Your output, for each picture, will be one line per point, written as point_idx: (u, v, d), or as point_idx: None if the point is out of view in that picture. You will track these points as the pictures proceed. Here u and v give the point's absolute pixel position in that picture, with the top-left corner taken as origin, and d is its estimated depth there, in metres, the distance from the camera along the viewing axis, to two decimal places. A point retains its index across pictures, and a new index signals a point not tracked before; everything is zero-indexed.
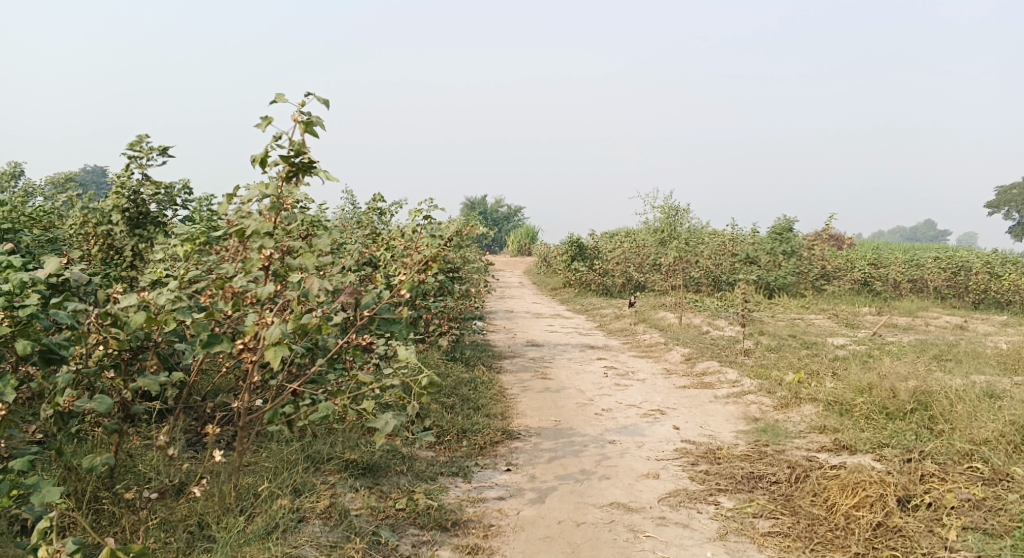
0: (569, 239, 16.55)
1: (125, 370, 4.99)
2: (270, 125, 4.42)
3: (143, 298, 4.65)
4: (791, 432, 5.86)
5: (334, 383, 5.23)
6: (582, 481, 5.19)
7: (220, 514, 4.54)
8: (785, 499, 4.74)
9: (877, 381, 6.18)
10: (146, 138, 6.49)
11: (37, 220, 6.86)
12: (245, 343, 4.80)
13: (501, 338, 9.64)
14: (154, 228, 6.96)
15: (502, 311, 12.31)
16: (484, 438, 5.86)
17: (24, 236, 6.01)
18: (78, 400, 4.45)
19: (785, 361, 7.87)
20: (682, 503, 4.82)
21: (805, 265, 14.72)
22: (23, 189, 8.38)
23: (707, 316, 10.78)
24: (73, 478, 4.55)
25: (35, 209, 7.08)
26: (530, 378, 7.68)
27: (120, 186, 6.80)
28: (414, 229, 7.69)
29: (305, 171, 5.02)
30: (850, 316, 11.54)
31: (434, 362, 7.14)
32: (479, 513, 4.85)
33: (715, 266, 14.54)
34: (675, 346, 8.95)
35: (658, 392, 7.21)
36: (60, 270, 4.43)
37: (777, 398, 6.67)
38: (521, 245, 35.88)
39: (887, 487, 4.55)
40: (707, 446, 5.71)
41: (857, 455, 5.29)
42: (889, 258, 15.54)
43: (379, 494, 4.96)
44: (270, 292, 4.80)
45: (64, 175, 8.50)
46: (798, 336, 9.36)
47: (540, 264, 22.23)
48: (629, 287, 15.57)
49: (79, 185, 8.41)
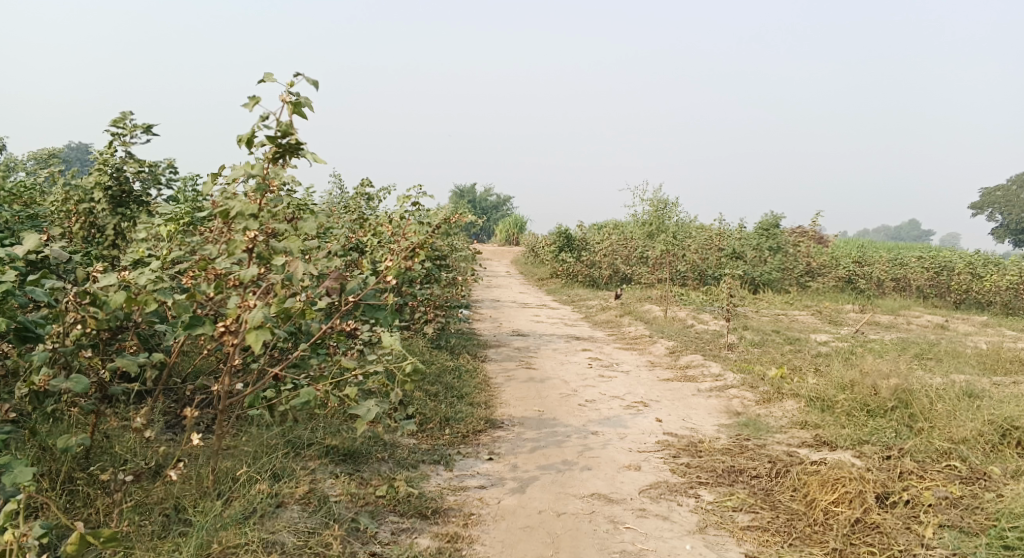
0: (557, 230, 16.56)
1: (104, 350, 4.96)
2: (257, 105, 4.39)
3: (123, 278, 4.61)
4: (773, 427, 5.89)
5: (317, 368, 5.21)
6: (563, 472, 5.19)
7: (197, 498, 4.51)
8: (764, 493, 4.76)
9: (859, 379, 6.22)
10: (129, 115, 6.41)
11: (18, 196, 6.78)
12: (227, 326, 4.77)
13: (487, 327, 9.63)
14: (137, 206, 6.89)
15: (489, 301, 12.30)
16: (466, 426, 5.85)
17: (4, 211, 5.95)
18: (55, 379, 4.41)
19: (768, 356, 7.90)
20: (662, 496, 4.83)
21: (790, 262, 14.78)
22: (6, 165, 8.29)
23: (692, 309, 10.82)
24: (49, 458, 4.51)
25: (17, 184, 7.00)
26: (515, 367, 7.68)
27: (102, 163, 6.72)
28: (401, 216, 7.67)
29: (292, 152, 4.99)
30: (834, 313, 11.60)
31: (418, 350, 7.12)
32: (460, 502, 4.84)
33: (701, 260, 14.56)
34: (660, 339, 8.97)
35: (642, 385, 7.22)
36: (39, 247, 4.41)
37: (760, 393, 6.70)
38: (508, 234, 35.84)
39: (866, 483, 4.58)
40: (689, 440, 5.73)
41: (837, 451, 5.33)
42: (874, 257, 15.63)
43: (359, 481, 4.95)
44: (254, 274, 4.77)
45: (49, 151, 8.41)
46: (782, 332, 9.39)
47: (527, 255, 22.18)
48: (616, 279, 15.60)
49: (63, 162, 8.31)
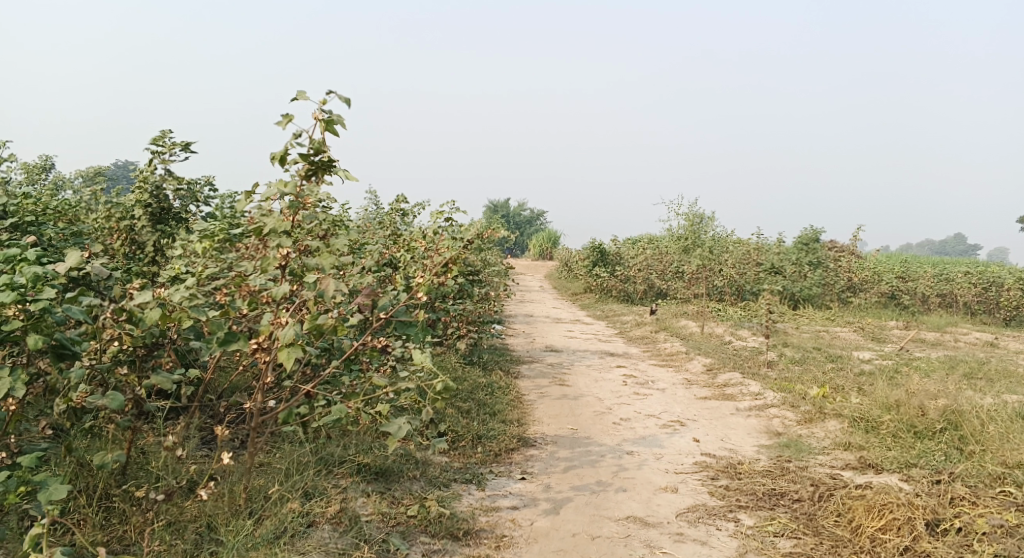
0: (591, 244, 16.44)
1: (140, 366, 4.95)
2: (290, 122, 4.37)
3: (159, 294, 4.60)
4: (815, 448, 5.71)
5: (349, 385, 5.16)
6: (598, 493, 5.06)
7: (229, 516, 4.46)
8: (807, 518, 4.59)
9: (906, 399, 6.00)
10: (169, 133, 6.42)
11: (61, 214, 6.84)
12: (260, 342, 4.74)
13: (520, 343, 9.53)
14: (176, 223, 6.91)
15: (522, 316, 12.20)
16: (499, 444, 5.74)
17: (47, 229, 6.00)
18: (91, 396, 4.40)
19: (809, 374, 7.68)
20: (701, 519, 4.68)
21: (831, 277, 14.44)
22: (53, 183, 8.42)
23: (730, 325, 10.62)
24: (85, 474, 4.50)
25: (61, 202, 7.08)
26: (548, 384, 7.56)
27: (143, 181, 6.76)
28: (435, 231, 7.62)
29: (324, 170, 4.95)
30: (877, 330, 11.32)
31: (451, 366, 7.03)
32: (492, 523, 4.73)
33: (739, 275, 14.33)
34: (696, 356, 8.80)
35: (678, 403, 7.06)
36: (80, 264, 4.40)
37: (801, 413, 6.50)
38: (541, 248, 35.79)
39: (915, 510, 4.39)
40: (728, 461, 5.56)
41: (883, 475, 5.14)
42: (918, 271, 15.26)
43: (390, 500, 4.86)
44: (285, 291, 4.73)
45: (94, 169, 8.52)
46: (823, 349, 9.16)
47: (561, 269, 22.07)
48: (651, 294, 15.36)
49: (107, 179, 8.41)
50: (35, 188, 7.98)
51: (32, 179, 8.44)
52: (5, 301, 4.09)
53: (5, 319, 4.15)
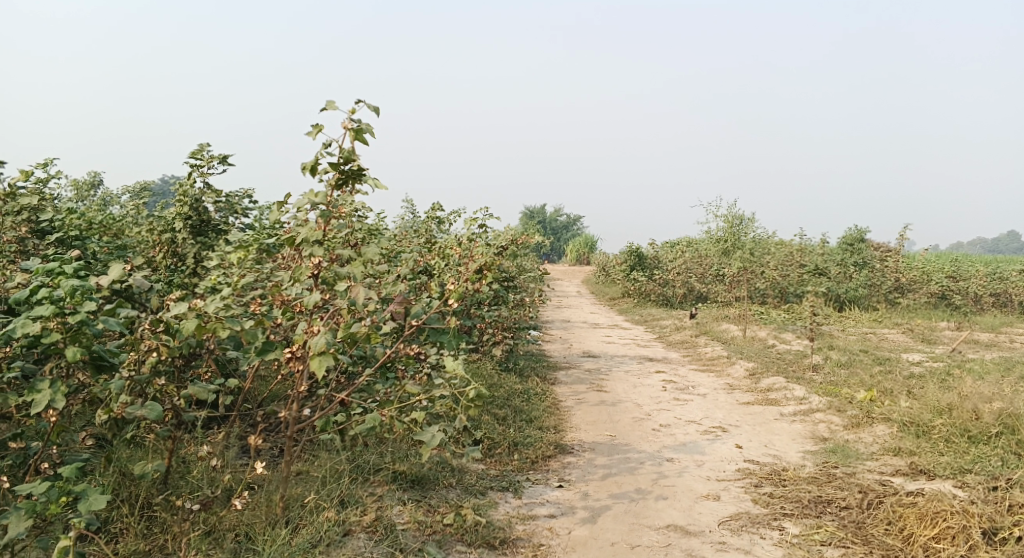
0: (628, 249, 16.26)
1: (179, 377, 4.95)
2: (320, 133, 4.35)
3: (195, 305, 4.59)
4: (863, 454, 5.51)
5: (383, 393, 5.10)
6: (637, 501, 4.93)
7: (266, 525, 4.41)
8: (856, 526, 4.41)
9: (958, 402, 5.78)
10: (207, 147, 6.39)
11: (105, 228, 6.90)
12: (293, 351, 4.71)
13: (557, 349, 9.41)
14: (216, 235, 6.92)
15: (560, 322, 12.08)
16: (536, 451, 5.64)
17: (91, 243, 6.05)
18: (131, 406, 4.40)
19: (856, 377, 7.46)
20: (744, 528, 4.53)
21: (878, 278, 14.01)
22: (99, 199, 8.55)
23: (773, 329, 10.38)
24: (127, 484, 4.51)
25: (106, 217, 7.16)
26: (586, 390, 7.44)
27: (182, 195, 6.80)
28: (470, 238, 7.57)
29: (355, 179, 4.91)
30: (927, 331, 10.99)
31: (486, 373, 6.94)
32: (529, 531, 4.63)
33: (781, 277, 14.07)
34: (738, 360, 8.61)
35: (720, 409, 6.89)
36: (123, 277, 4.49)
37: (848, 417, 6.30)
38: (578, 254, 35.61)
39: (971, 518, 4.20)
40: (772, 467, 5.39)
41: (936, 481, 4.94)
42: (970, 271, 14.81)
43: (427, 508, 4.79)
44: (317, 300, 4.69)
45: (139, 184, 8.63)
46: (870, 352, 8.91)
47: (598, 275, 21.89)
48: (691, 297, 15.08)
49: (152, 194, 8.51)
50: (82, 204, 8.10)
51: (81, 196, 8.57)
52: (44, 314, 4.10)
53: (44, 331, 4.15)
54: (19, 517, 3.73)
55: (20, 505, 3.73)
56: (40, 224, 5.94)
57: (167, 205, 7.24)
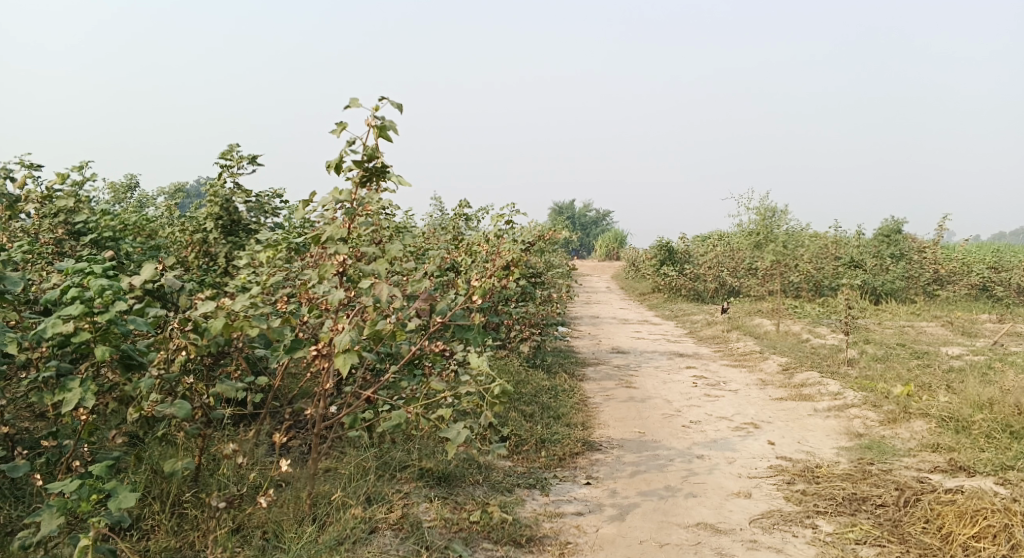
0: (659, 243, 16.12)
1: (208, 375, 4.97)
2: (344, 130, 4.31)
3: (222, 303, 4.58)
4: (899, 450, 5.38)
5: (410, 390, 5.07)
6: (667, 499, 4.84)
7: (294, 522, 4.39)
8: (892, 524, 4.28)
9: (999, 397, 5.62)
10: (236, 146, 6.39)
11: (140, 229, 6.94)
12: (319, 350, 4.69)
13: (586, 345, 9.33)
14: (246, 234, 6.97)
15: (589, 318, 12.00)
16: (563, 449, 5.57)
17: (126, 244, 6.08)
18: (161, 405, 4.42)
19: (893, 372, 7.30)
20: (776, 526, 4.42)
21: (915, 269, 13.71)
22: (135, 200, 8.65)
23: (808, 322, 10.21)
24: (158, 481, 4.53)
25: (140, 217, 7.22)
26: (615, 386, 7.36)
27: (213, 195, 6.83)
28: (498, 234, 7.52)
29: (380, 176, 4.87)
30: (967, 324, 10.73)
31: (513, 369, 6.89)
32: (557, 529, 4.56)
33: (816, 270, 13.90)
34: (771, 355, 8.46)
35: (752, 405, 6.77)
36: (155, 277, 4.49)
37: (884, 413, 6.15)
38: (609, 249, 35.44)
39: (1013, 516, 4.05)
40: (805, 464, 5.27)
41: (976, 478, 4.79)
42: (1012, 262, 14.43)
43: (453, 505, 4.74)
44: (342, 297, 4.66)
45: (173, 185, 8.71)
46: (908, 345, 8.71)
47: (628, 270, 21.76)
48: (723, 292, 14.92)
49: (186, 195, 8.57)
50: (118, 206, 8.20)
51: (118, 198, 8.66)
52: (74, 314, 4.11)
53: (74, 331, 4.16)
54: (52, 515, 3.74)
55: (51, 503, 3.74)
56: (75, 225, 5.97)
57: (200, 205, 7.25)
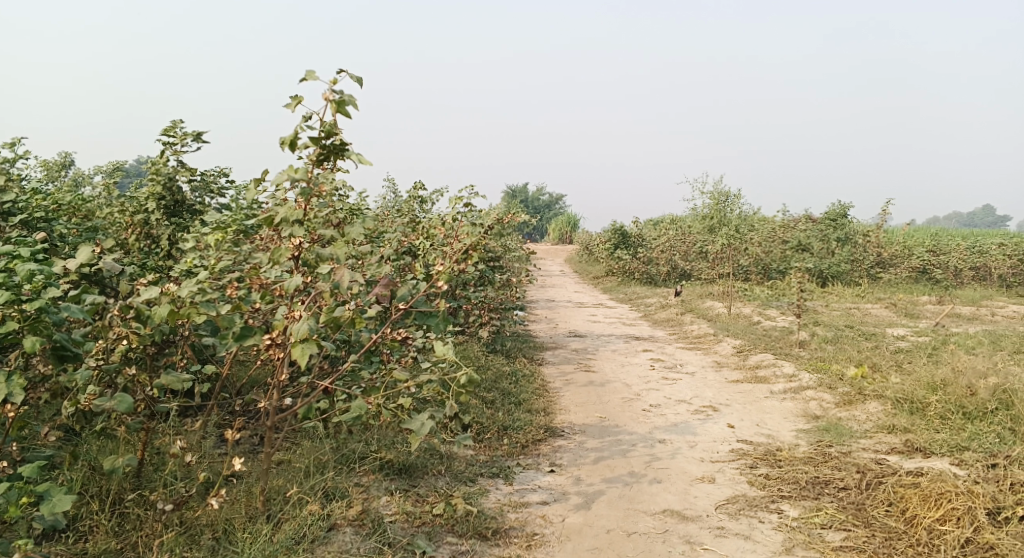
0: (612, 226, 16.11)
1: (151, 366, 4.73)
2: (300, 105, 4.13)
3: (167, 290, 4.36)
4: (857, 432, 5.44)
5: (369, 380, 4.93)
6: (631, 485, 4.81)
7: (246, 521, 4.23)
8: (856, 508, 4.31)
9: (952, 378, 5.71)
10: (180, 123, 6.11)
11: (76, 210, 6.60)
12: (274, 338, 4.50)
13: (543, 329, 9.27)
14: (190, 215, 6.69)
15: (544, 301, 11.92)
16: (526, 436, 5.50)
17: (59, 225, 5.77)
18: (100, 398, 4.20)
19: (845, 353, 7.40)
20: (742, 511, 4.42)
21: (860, 252, 14.00)
22: (72, 179, 8.27)
23: (758, 305, 10.33)
24: (97, 478, 4.32)
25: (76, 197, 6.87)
26: (573, 370, 7.32)
27: (155, 173, 6.53)
28: (454, 217, 7.39)
29: (337, 154, 4.67)
30: (911, 306, 10.98)
31: (473, 355, 6.77)
32: (522, 520, 4.48)
33: (765, 253, 14.04)
34: (725, 338, 8.51)
35: (710, 387, 6.79)
36: (90, 260, 4.25)
37: (839, 395, 6.22)
38: (561, 233, 35.52)
39: (975, 498, 4.11)
40: (766, 448, 5.29)
41: (932, 459, 4.87)
42: (950, 245, 14.84)
43: (415, 498, 4.63)
44: (298, 283, 4.46)
45: (111, 163, 8.34)
46: (856, 327, 8.87)
47: (581, 254, 21.76)
48: (674, 275, 14.96)
49: (125, 173, 8.20)
50: (52, 186, 7.82)
51: (52, 176, 8.25)
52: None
53: (2, 320, 3.91)
54: None
55: None
56: (5, 206, 5.63)
57: (140, 184, 6.92)
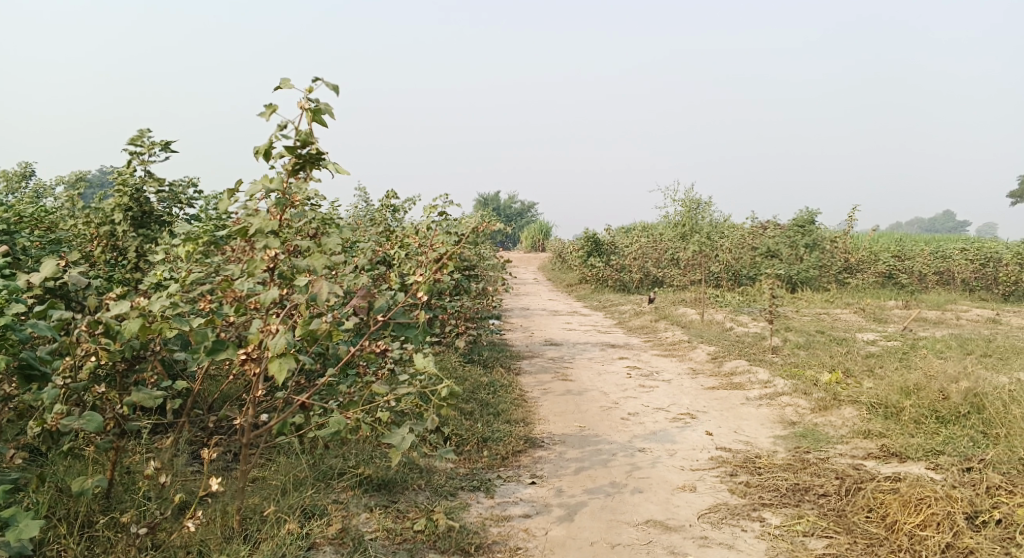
0: (585, 234, 16.16)
1: (121, 383, 4.62)
2: (274, 113, 4.08)
3: (138, 304, 4.26)
4: (833, 438, 5.50)
5: (347, 393, 4.87)
6: (613, 496, 4.81)
7: (222, 541, 4.15)
8: (836, 515, 4.35)
9: (925, 383, 5.79)
10: (147, 132, 6.00)
11: (39, 222, 6.44)
12: (250, 352, 4.42)
13: (518, 338, 9.26)
14: (159, 227, 6.56)
15: (518, 309, 11.91)
16: (505, 447, 5.47)
17: (23, 237, 5.64)
18: (69, 418, 4.10)
19: (817, 358, 7.48)
20: (724, 520, 4.44)
21: (828, 258, 14.21)
22: (33, 191, 8.09)
23: (730, 311, 10.42)
24: (65, 500, 4.21)
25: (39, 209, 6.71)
26: (550, 379, 7.31)
27: (121, 184, 6.40)
28: (429, 226, 7.36)
29: (313, 164, 4.60)
30: (878, 310, 11.14)
31: (450, 367, 6.73)
32: (505, 534, 4.45)
33: (735, 260, 14.17)
34: (699, 344, 8.57)
35: (686, 395, 6.83)
36: (57, 274, 4.13)
37: (814, 400, 6.28)
38: (532, 241, 35.58)
39: (954, 503, 4.17)
40: (745, 455, 5.33)
41: (908, 464, 4.93)
42: (914, 250, 15.10)
43: (396, 514, 4.58)
44: (275, 296, 4.39)
45: (74, 174, 8.18)
46: (827, 332, 8.97)
47: (553, 262, 21.80)
48: (647, 282, 15.08)
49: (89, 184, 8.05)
50: (14, 198, 7.64)
51: (13, 188, 8.07)
52: None
53: None
54: None
55: None
56: None
57: (105, 195, 6.78)
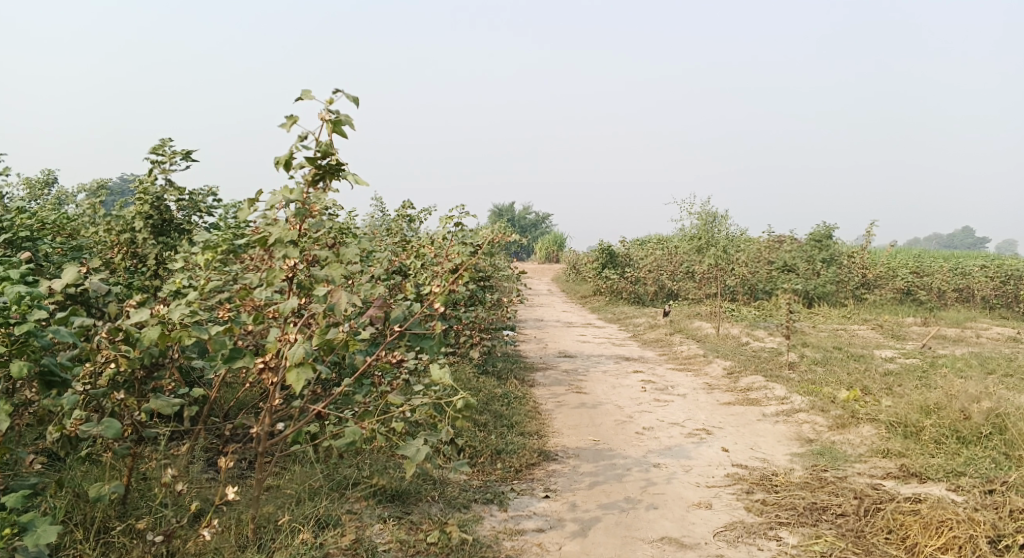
0: (600, 246, 16.11)
1: (139, 389, 4.62)
2: (295, 124, 4.08)
3: (157, 311, 4.26)
4: (851, 456, 5.43)
5: (362, 403, 4.84)
6: (628, 512, 4.76)
7: (236, 549, 4.13)
8: (855, 535, 4.28)
9: (946, 402, 5.71)
10: (168, 142, 6.00)
11: (60, 229, 6.45)
12: (267, 361, 4.40)
13: (533, 349, 9.22)
14: (178, 235, 6.55)
15: (533, 321, 11.88)
16: (520, 460, 5.43)
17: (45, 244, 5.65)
18: (86, 423, 4.09)
19: (834, 375, 7.40)
20: (741, 539, 4.38)
21: (845, 274, 14.10)
22: (55, 197, 8.14)
23: (746, 326, 10.34)
24: (81, 505, 4.20)
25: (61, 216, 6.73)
26: (565, 392, 7.26)
27: (142, 192, 6.40)
28: (445, 236, 7.35)
29: (333, 174, 4.59)
30: (896, 327, 11.03)
31: (465, 378, 6.70)
32: (519, 548, 4.41)
33: (751, 274, 14.08)
34: (715, 359, 8.50)
35: (702, 410, 6.76)
36: (78, 280, 4.14)
37: (832, 418, 6.20)
38: (547, 252, 35.53)
39: (976, 526, 4.10)
40: (762, 472, 5.26)
41: (928, 485, 4.86)
42: (933, 267, 14.96)
43: (409, 526, 4.55)
44: (293, 306, 4.37)
45: (96, 181, 8.23)
46: (844, 349, 8.88)
47: (569, 274, 21.75)
48: (662, 295, 15.03)
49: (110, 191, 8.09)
50: (35, 204, 7.69)
51: (35, 194, 8.13)
52: None
53: None
54: None
55: None
56: None
57: (126, 203, 6.80)
